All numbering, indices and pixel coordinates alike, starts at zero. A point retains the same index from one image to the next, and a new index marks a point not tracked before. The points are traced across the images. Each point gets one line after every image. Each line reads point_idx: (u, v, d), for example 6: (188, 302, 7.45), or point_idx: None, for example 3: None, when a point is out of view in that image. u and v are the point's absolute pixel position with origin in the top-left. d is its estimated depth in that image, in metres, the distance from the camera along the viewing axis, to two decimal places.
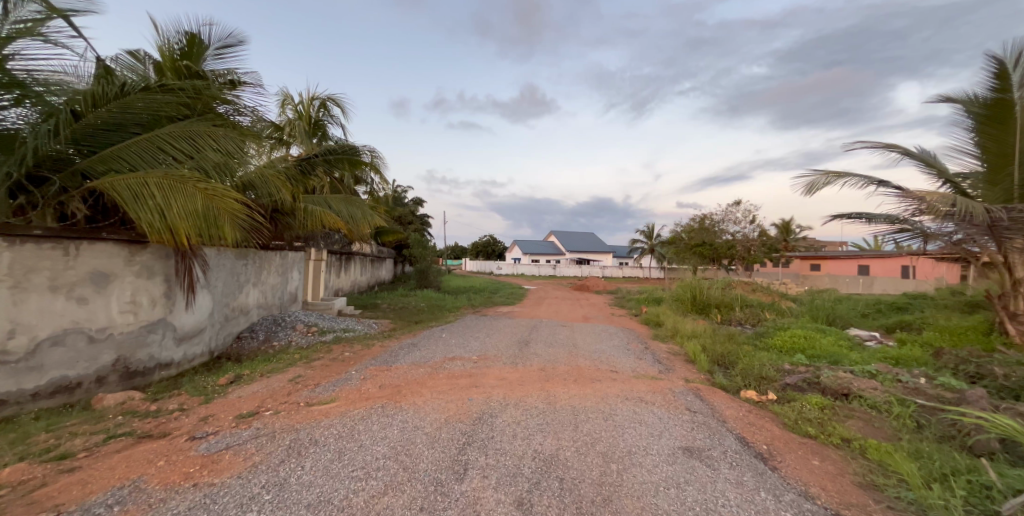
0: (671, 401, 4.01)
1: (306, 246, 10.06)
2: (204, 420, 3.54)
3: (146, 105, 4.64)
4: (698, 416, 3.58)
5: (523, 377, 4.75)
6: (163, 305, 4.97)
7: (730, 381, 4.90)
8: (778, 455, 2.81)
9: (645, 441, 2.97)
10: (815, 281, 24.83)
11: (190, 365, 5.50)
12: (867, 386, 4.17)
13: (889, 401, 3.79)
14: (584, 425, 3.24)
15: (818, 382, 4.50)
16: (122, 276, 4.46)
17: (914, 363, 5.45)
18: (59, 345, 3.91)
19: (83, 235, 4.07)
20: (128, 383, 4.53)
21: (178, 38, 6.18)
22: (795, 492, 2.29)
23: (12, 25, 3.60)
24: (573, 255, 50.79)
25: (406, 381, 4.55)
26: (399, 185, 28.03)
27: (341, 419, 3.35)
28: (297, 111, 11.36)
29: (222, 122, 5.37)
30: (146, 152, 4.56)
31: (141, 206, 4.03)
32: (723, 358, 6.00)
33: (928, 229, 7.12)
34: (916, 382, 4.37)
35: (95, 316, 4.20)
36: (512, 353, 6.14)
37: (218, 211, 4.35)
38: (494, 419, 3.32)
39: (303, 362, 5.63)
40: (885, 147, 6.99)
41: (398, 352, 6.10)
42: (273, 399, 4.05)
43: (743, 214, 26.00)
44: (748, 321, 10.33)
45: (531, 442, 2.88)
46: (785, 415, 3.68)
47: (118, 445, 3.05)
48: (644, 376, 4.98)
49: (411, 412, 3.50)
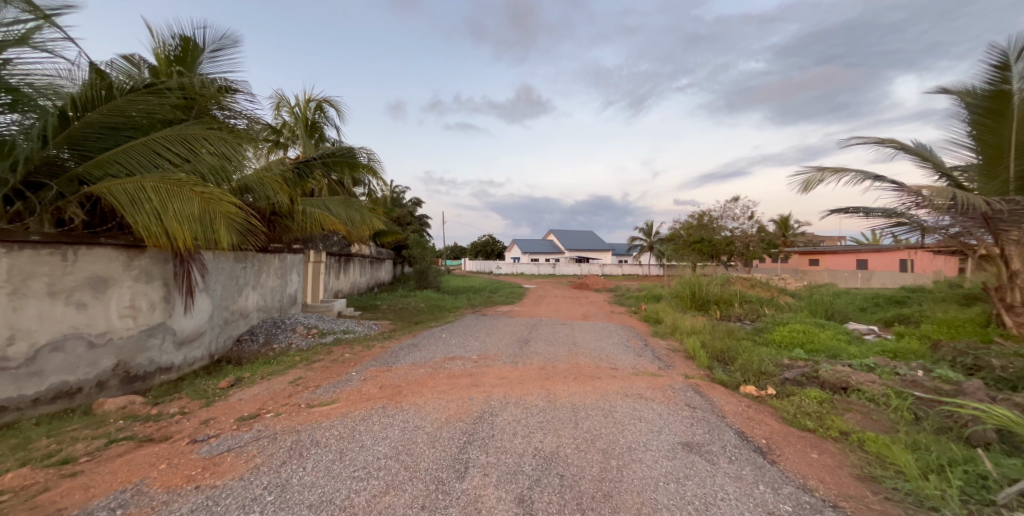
0: (670, 397, 4.02)
1: (305, 249, 10.07)
2: (205, 423, 3.55)
3: (141, 109, 4.65)
4: (698, 411, 3.59)
5: (524, 376, 4.77)
6: (163, 309, 4.97)
7: (730, 376, 4.91)
8: (778, 449, 2.83)
9: (644, 437, 2.97)
10: (815, 275, 24.85)
11: (190, 368, 5.50)
12: (866, 380, 4.19)
13: (887, 395, 3.81)
14: (584, 422, 3.24)
15: (817, 377, 4.51)
16: (121, 280, 4.46)
17: (913, 357, 5.46)
18: (59, 351, 3.91)
19: (81, 240, 4.07)
20: (129, 388, 4.54)
21: (173, 41, 6.26)
22: (794, 485, 2.31)
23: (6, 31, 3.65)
24: (572, 253, 50.78)
25: (407, 381, 4.58)
26: (398, 187, 28.03)
27: (342, 420, 3.36)
28: (294, 113, 11.44)
29: (218, 127, 5.41)
30: (142, 156, 4.58)
31: (138, 209, 4.06)
32: (723, 354, 6.01)
33: (926, 223, 7.13)
34: (914, 375, 4.39)
35: (95, 321, 4.20)
36: (513, 352, 6.15)
37: (214, 215, 4.33)
38: (494, 418, 3.33)
39: (303, 364, 5.65)
40: (881, 141, 7.03)
41: (398, 353, 6.10)
42: (274, 401, 4.06)
43: (742, 210, 25.97)
44: (747, 317, 10.38)
45: (531, 440, 2.88)
46: (784, 409, 3.70)
47: (121, 448, 3.06)
48: (644, 374, 4.99)
49: (413, 411, 3.52)
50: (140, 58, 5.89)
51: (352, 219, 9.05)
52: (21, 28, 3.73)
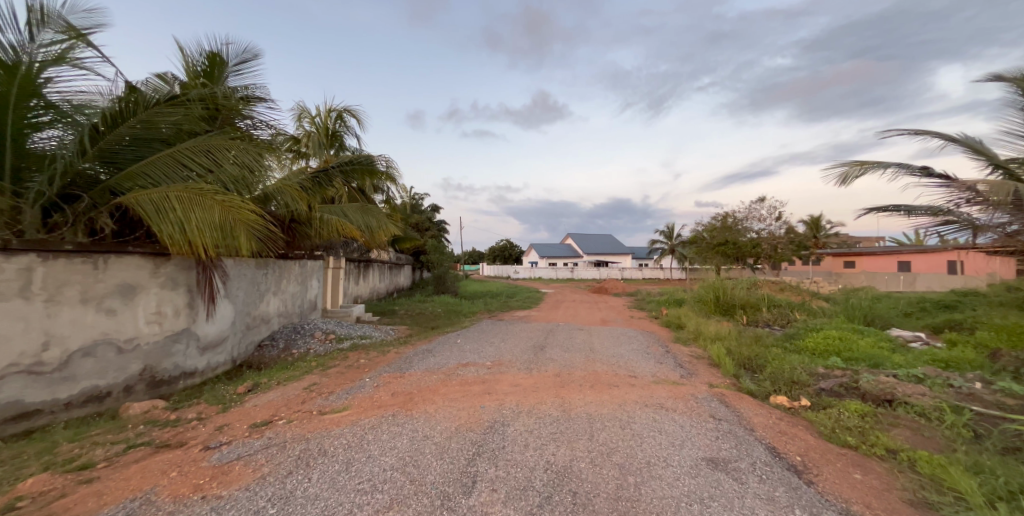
0: (693, 407, 3.79)
1: (325, 255, 10.21)
2: (219, 429, 3.52)
3: (168, 121, 4.82)
4: (724, 423, 3.35)
5: (538, 383, 4.61)
6: (187, 315, 5.06)
7: (758, 386, 4.62)
8: (815, 467, 2.58)
9: (664, 451, 2.77)
10: (850, 277, 23.61)
11: (213, 373, 5.58)
12: (914, 392, 3.85)
13: (939, 409, 3.47)
14: (600, 434, 3.06)
15: (858, 387, 4.20)
16: (148, 287, 4.55)
17: (967, 367, 5.00)
18: (90, 356, 4.00)
19: (111, 249, 4.16)
20: (154, 392, 4.62)
21: (201, 57, 6.48)
22: (835, 510, 2.07)
23: (45, 51, 3.84)
24: (592, 258, 50.32)
25: (419, 388, 4.48)
26: (417, 194, 28.52)
27: (351, 429, 3.28)
28: (316, 123, 11.71)
29: (239, 137, 5.54)
30: (167, 166, 4.68)
31: (162, 218, 4.07)
32: (751, 361, 5.69)
33: (977, 221, 6.62)
34: (971, 388, 3.99)
35: (123, 327, 4.29)
36: (528, 358, 6.00)
37: (234, 222, 4.39)
38: (506, 428, 3.18)
39: (319, 370, 5.64)
40: (925, 134, 6.62)
41: (413, 359, 6.02)
42: (288, 407, 4.04)
43: (770, 211, 25.00)
44: (776, 322, 9.88)
45: (543, 453, 2.73)
46: (821, 422, 3.42)
47: (137, 454, 3.03)
48: (664, 382, 4.75)
49: (423, 420, 3.41)
50: (172, 75, 6.11)
51: (369, 226, 9.10)
52: (58, 48, 3.91)
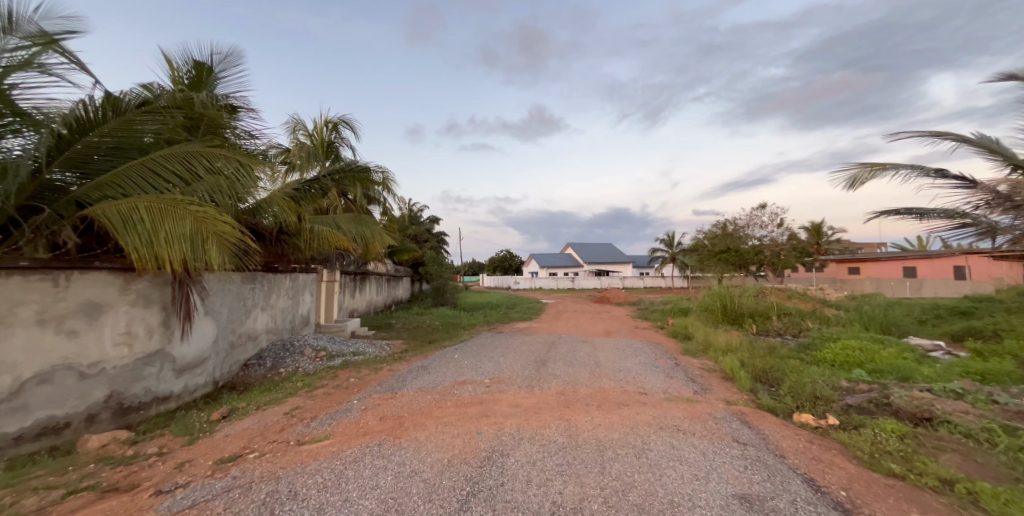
0: (713, 430, 3.41)
1: (319, 267, 9.86)
2: (179, 467, 3.14)
3: (146, 129, 4.54)
4: (751, 449, 2.98)
5: (541, 403, 4.24)
6: (161, 334, 4.70)
7: (779, 402, 4.27)
8: (865, 505, 2.21)
9: (688, 487, 2.40)
10: (857, 283, 23.23)
11: (191, 397, 5.21)
12: (955, 410, 3.51)
13: (988, 429, 3.13)
14: (613, 465, 2.70)
15: (890, 404, 3.86)
16: (117, 306, 4.21)
17: (1006, 380, 4.63)
18: (47, 383, 3.64)
19: (74, 264, 3.82)
20: (122, 421, 4.24)
21: (187, 67, 6.27)
22: None
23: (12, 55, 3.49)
24: (592, 267, 50.04)
25: (412, 411, 4.11)
26: (414, 205, 28.38)
27: (330, 463, 2.92)
28: (309, 135, 11.51)
29: (222, 145, 5.26)
30: (140, 176, 4.37)
31: (128, 229, 3.76)
32: (766, 374, 5.34)
33: (997, 224, 6.32)
34: (1018, 404, 3.64)
35: (87, 350, 3.93)
36: (529, 374, 5.62)
37: (205, 235, 4.04)
38: (506, 459, 2.83)
39: (304, 392, 5.24)
40: (935, 134, 6.40)
41: (407, 377, 5.63)
42: (262, 437, 3.66)
43: (771, 218, 24.71)
44: (788, 331, 9.50)
45: (549, 491, 2.37)
46: (856, 446, 3.07)
47: (77, 501, 2.64)
48: (677, 399, 4.39)
49: (412, 451, 3.05)
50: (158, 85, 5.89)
51: (363, 236, 8.77)
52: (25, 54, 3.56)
